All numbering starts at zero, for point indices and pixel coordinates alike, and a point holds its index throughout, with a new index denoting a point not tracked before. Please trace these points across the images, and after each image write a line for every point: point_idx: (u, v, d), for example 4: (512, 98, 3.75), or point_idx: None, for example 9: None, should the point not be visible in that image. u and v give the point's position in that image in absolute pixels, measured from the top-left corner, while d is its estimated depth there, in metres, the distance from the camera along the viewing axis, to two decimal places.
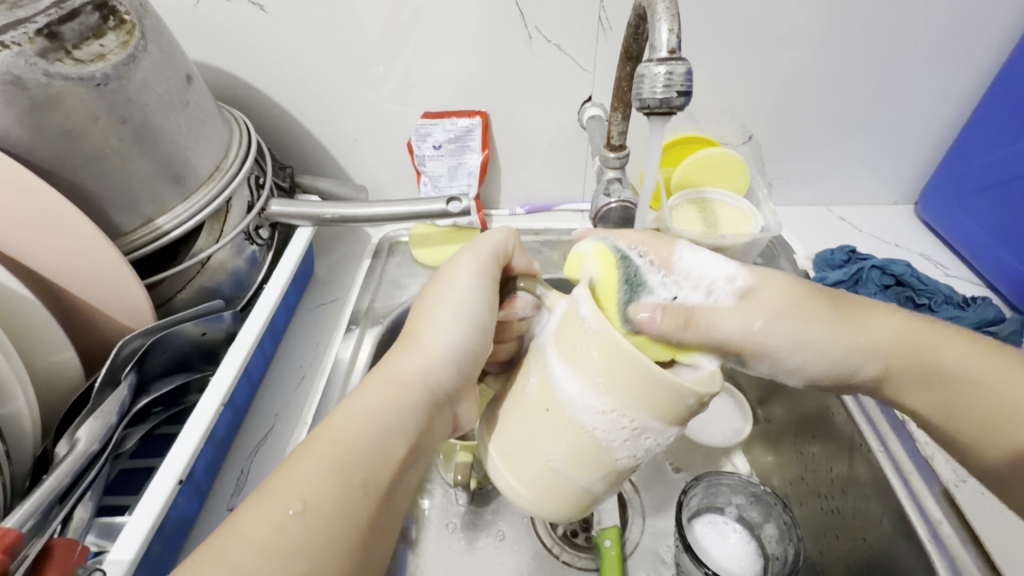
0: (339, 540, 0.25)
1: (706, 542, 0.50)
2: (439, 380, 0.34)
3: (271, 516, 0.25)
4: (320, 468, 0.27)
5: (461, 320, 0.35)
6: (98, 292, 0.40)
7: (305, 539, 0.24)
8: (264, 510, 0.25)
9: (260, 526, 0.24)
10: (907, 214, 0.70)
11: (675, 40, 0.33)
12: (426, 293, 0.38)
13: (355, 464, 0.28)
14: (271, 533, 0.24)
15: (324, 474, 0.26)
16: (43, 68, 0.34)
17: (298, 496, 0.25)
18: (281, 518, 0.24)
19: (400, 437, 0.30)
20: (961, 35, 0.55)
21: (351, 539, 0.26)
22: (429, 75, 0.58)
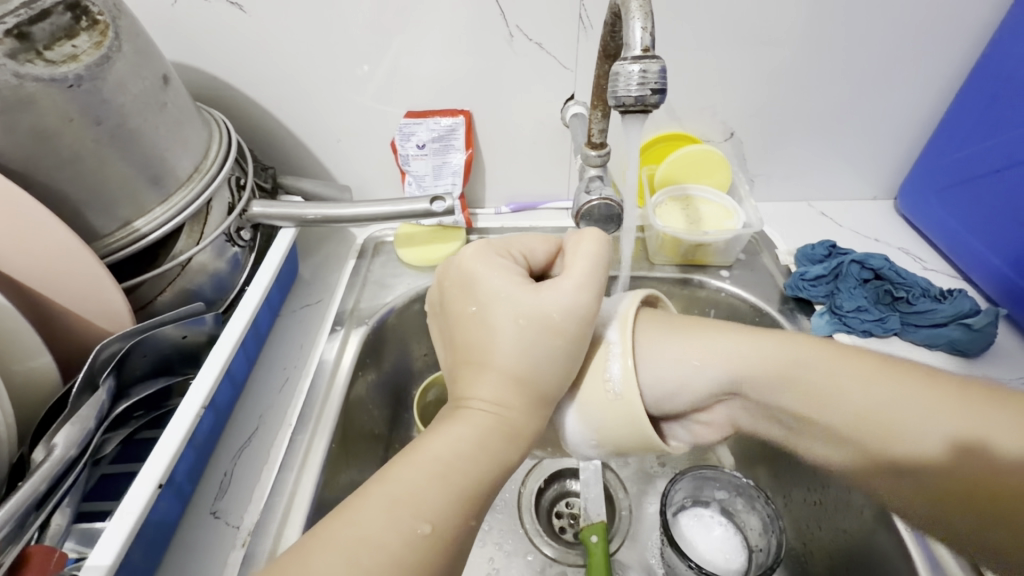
0: (456, 552, 0.28)
1: (691, 535, 0.50)
2: (523, 405, 0.34)
3: (387, 520, 0.27)
4: (432, 485, 0.29)
5: (532, 336, 0.34)
6: (74, 295, 0.39)
7: (426, 557, 0.26)
8: (375, 530, 0.26)
9: (380, 533, 0.26)
10: (887, 209, 0.71)
11: (648, 38, 0.34)
12: (493, 307, 0.35)
13: (461, 483, 0.29)
14: (381, 545, 0.26)
15: (433, 488, 0.28)
16: (14, 68, 0.34)
17: (425, 516, 0.27)
18: (410, 532, 0.27)
19: (503, 454, 0.32)
20: (936, 32, 0.56)
21: (458, 550, 0.28)
22: (412, 75, 0.58)
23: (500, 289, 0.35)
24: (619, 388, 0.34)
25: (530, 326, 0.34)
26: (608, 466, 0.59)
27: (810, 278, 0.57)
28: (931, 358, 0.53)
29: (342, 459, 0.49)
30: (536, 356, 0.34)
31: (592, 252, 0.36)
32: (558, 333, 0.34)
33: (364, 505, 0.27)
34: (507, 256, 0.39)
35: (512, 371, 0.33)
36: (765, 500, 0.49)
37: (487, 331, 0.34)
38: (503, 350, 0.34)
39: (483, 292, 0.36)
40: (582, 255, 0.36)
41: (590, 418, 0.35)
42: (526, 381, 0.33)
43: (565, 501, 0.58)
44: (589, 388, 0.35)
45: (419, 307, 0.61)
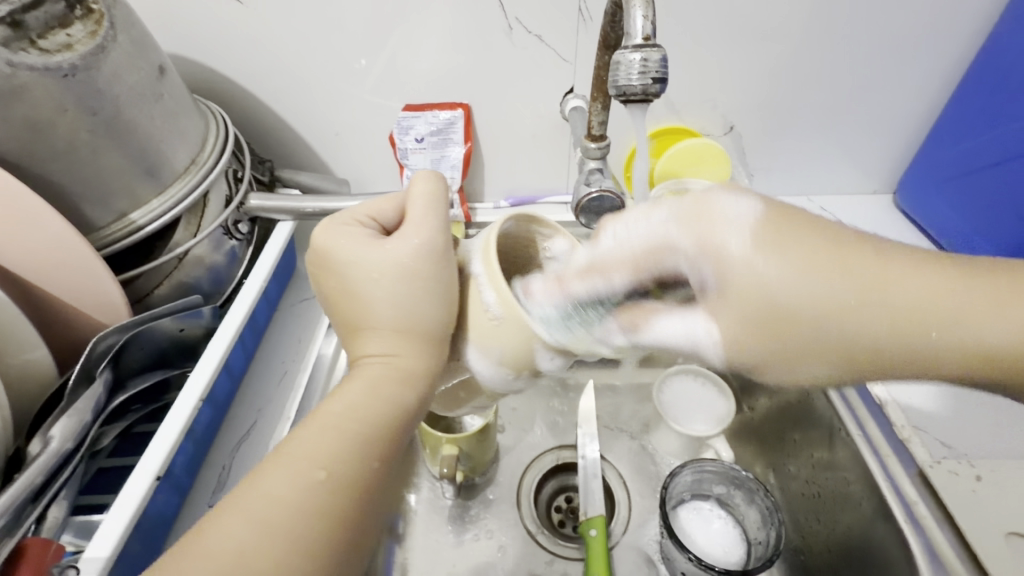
0: (365, 492, 0.29)
1: (691, 529, 0.50)
2: (413, 356, 0.33)
3: (290, 481, 0.27)
4: (322, 439, 0.29)
5: (400, 288, 0.33)
6: (70, 287, 0.39)
7: (327, 503, 0.28)
8: (274, 489, 0.27)
9: (283, 495, 0.27)
10: (886, 203, 0.71)
11: (649, 27, 0.34)
12: (348, 270, 0.34)
13: (361, 431, 0.30)
14: (283, 500, 0.27)
15: (330, 438, 0.29)
16: (7, 57, 0.33)
17: (321, 463, 0.28)
18: (302, 484, 0.27)
19: (399, 396, 0.32)
20: (937, 25, 0.56)
21: (360, 493, 0.29)
22: (410, 67, 0.57)
23: (349, 255, 0.34)
24: (499, 312, 0.30)
25: (391, 278, 0.33)
26: (608, 460, 0.59)
27: None
28: None
29: None
30: (411, 305, 0.33)
31: (439, 201, 0.35)
32: (420, 275, 0.33)
33: (260, 473, 0.28)
34: (354, 224, 0.36)
35: (392, 324, 0.33)
36: (764, 492, 0.49)
37: (357, 297, 0.34)
38: (380, 307, 0.33)
39: (337, 263, 0.35)
40: (421, 201, 0.35)
41: (491, 354, 0.31)
42: (410, 327, 0.33)
43: (565, 496, 0.58)
44: (476, 326, 0.32)
45: None
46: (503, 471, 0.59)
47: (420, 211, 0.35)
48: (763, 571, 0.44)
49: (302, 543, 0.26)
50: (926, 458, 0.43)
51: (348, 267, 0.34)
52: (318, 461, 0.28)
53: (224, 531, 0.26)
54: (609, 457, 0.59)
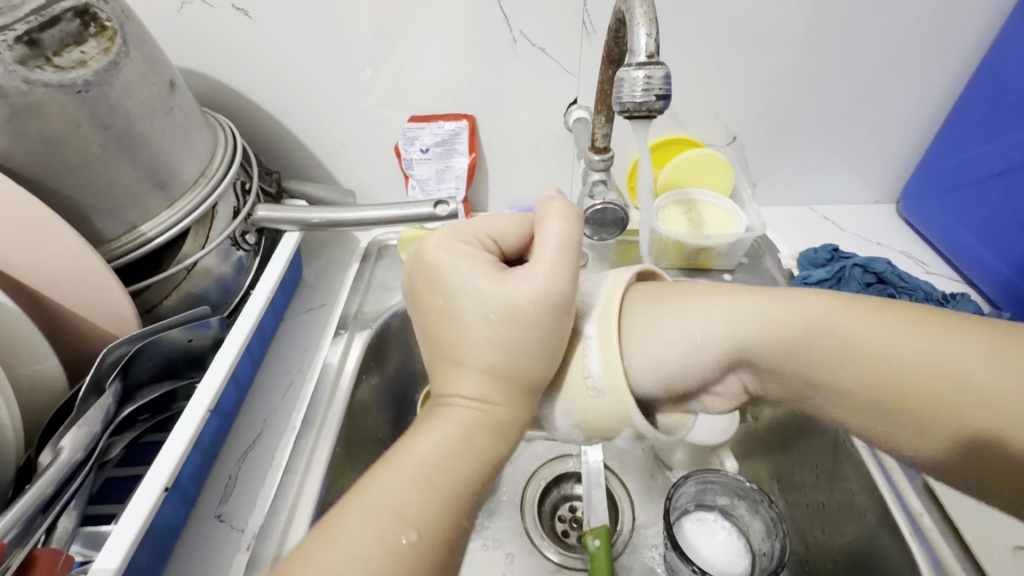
0: (448, 553, 0.28)
1: (695, 540, 0.50)
2: (504, 402, 0.33)
3: (371, 534, 0.27)
4: (413, 492, 0.28)
5: (505, 331, 0.33)
6: (80, 298, 0.39)
7: (414, 565, 0.27)
8: (367, 544, 0.26)
9: (362, 549, 0.26)
10: (889, 213, 0.71)
11: (653, 44, 0.34)
12: (460, 299, 0.34)
13: (448, 485, 0.29)
14: (373, 556, 0.26)
15: (420, 497, 0.28)
16: (24, 74, 0.34)
17: (411, 524, 0.27)
18: (393, 544, 0.27)
19: (492, 448, 0.32)
20: (939, 36, 0.56)
21: (448, 553, 0.28)
22: (416, 80, 0.58)
23: (466, 280, 0.34)
24: (601, 384, 0.33)
25: (502, 318, 0.33)
26: (611, 470, 0.59)
27: (813, 282, 0.57)
28: None
29: (346, 463, 0.49)
30: (517, 355, 0.33)
31: (572, 244, 0.35)
32: (533, 325, 0.32)
33: (344, 522, 0.27)
34: (474, 242, 0.37)
35: (490, 367, 0.33)
36: (769, 503, 0.49)
37: (461, 327, 0.34)
38: (478, 348, 0.33)
39: (449, 286, 0.34)
40: (551, 240, 0.34)
41: (573, 415, 0.34)
42: (509, 374, 0.33)
43: (569, 505, 0.58)
44: (567, 384, 0.34)
45: None
46: (507, 480, 0.59)
47: (548, 253, 0.34)
48: None
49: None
50: None
51: (460, 293, 0.34)
52: (414, 515, 0.28)
53: None
54: (613, 466, 0.59)
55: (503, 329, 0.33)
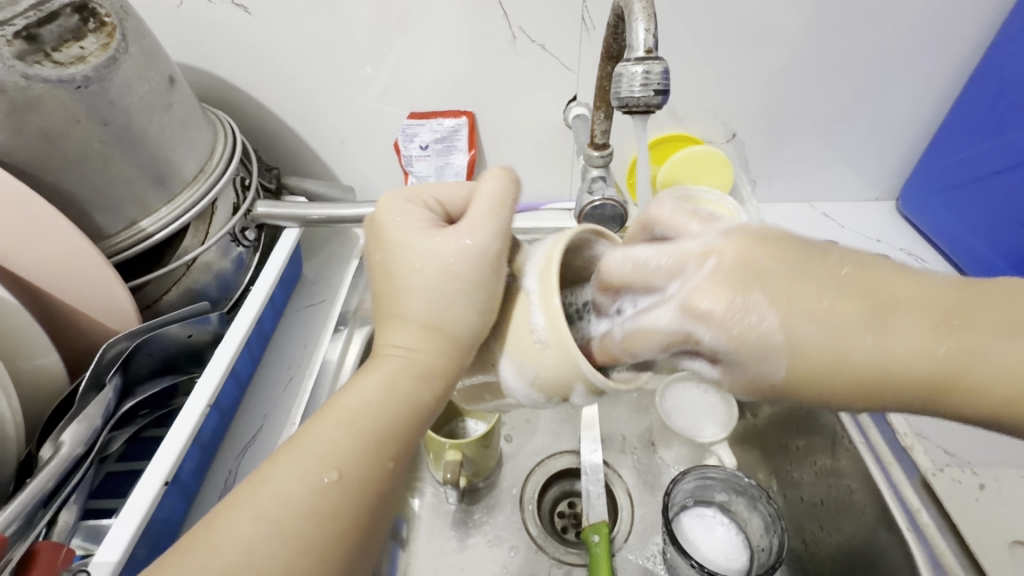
0: (373, 497, 0.28)
1: (694, 535, 0.50)
2: (438, 354, 0.32)
3: (297, 477, 0.27)
4: (337, 438, 0.28)
5: (440, 284, 0.31)
6: (80, 293, 0.40)
7: (336, 506, 0.27)
8: (291, 487, 0.27)
9: (287, 490, 0.27)
10: (889, 210, 0.71)
11: (651, 40, 0.34)
12: (398, 256, 0.33)
13: (370, 432, 0.29)
14: (297, 497, 0.27)
15: (345, 443, 0.28)
16: (23, 70, 0.34)
17: (333, 466, 0.28)
18: (314, 485, 0.27)
19: (419, 395, 0.31)
20: (940, 32, 0.56)
21: (374, 495, 0.28)
22: (415, 76, 0.58)
23: (401, 235, 0.33)
24: (545, 337, 0.29)
25: (430, 271, 0.32)
26: (610, 466, 0.59)
27: None
28: None
29: None
30: (452, 305, 0.32)
31: (492, 199, 0.34)
32: (455, 275, 0.31)
33: (270, 470, 0.28)
34: (419, 203, 0.36)
35: (423, 319, 0.32)
36: (767, 499, 0.49)
37: (395, 277, 0.33)
38: (414, 301, 0.32)
39: (390, 241, 0.34)
40: (484, 198, 0.33)
41: (525, 374, 0.31)
42: (442, 326, 0.32)
43: (568, 501, 0.58)
44: (513, 339, 0.31)
45: None
46: (506, 476, 0.59)
47: (479, 208, 0.33)
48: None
49: (309, 544, 0.26)
50: (928, 466, 0.43)
51: (400, 251, 0.33)
52: (338, 461, 0.28)
53: (236, 529, 0.25)
54: (612, 462, 0.59)
55: (437, 284, 0.31)
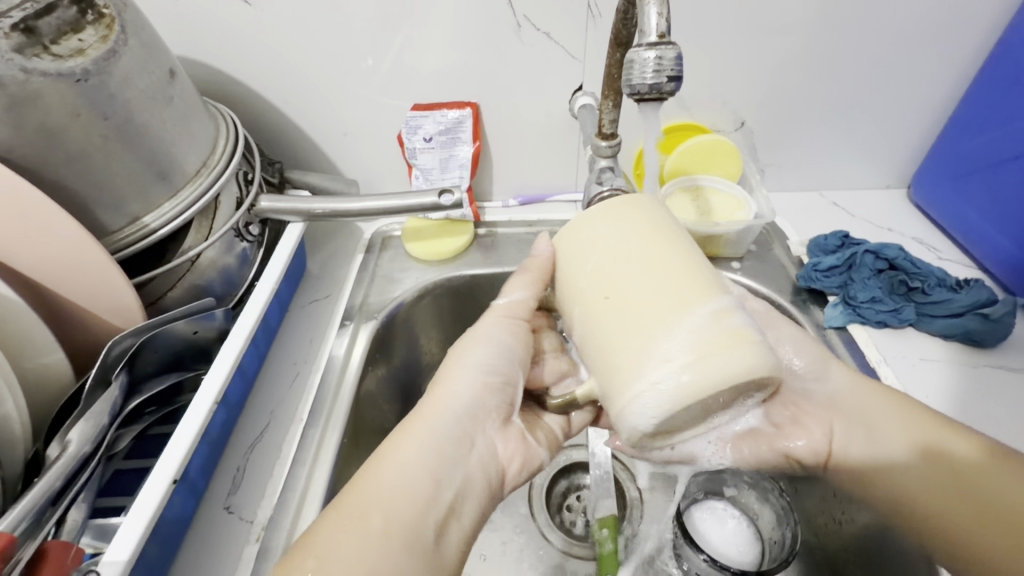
0: None
1: (705, 529, 0.50)
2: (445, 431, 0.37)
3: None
4: (340, 525, 0.31)
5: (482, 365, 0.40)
6: (84, 290, 0.39)
7: None
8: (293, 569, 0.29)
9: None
10: (899, 198, 0.70)
11: (663, 24, 0.33)
12: (453, 352, 0.42)
13: (374, 516, 0.31)
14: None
15: (343, 532, 0.30)
16: (21, 63, 0.34)
17: (316, 553, 0.30)
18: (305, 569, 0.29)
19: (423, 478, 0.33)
20: (956, 15, 0.55)
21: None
22: (418, 66, 0.57)
23: (466, 340, 0.42)
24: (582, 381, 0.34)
25: (468, 364, 0.40)
26: (618, 459, 0.59)
27: (824, 269, 0.56)
28: (948, 349, 0.52)
29: (354, 453, 0.49)
30: (446, 404, 0.38)
31: (499, 335, 0.42)
32: (491, 365, 0.40)
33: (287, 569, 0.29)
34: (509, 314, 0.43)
35: (443, 409, 0.38)
36: (779, 492, 0.49)
37: (446, 373, 0.40)
38: (454, 386, 0.39)
39: (456, 348, 0.42)
40: (491, 336, 0.42)
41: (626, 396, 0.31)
42: (441, 414, 0.37)
43: (576, 494, 0.58)
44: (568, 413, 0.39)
45: (428, 301, 0.61)
46: None
47: (468, 340, 0.42)
48: (778, 571, 0.43)
49: None
50: None
51: (468, 346, 0.42)
52: (351, 545, 0.30)
53: None
54: (621, 455, 0.59)
55: (486, 386, 0.40)
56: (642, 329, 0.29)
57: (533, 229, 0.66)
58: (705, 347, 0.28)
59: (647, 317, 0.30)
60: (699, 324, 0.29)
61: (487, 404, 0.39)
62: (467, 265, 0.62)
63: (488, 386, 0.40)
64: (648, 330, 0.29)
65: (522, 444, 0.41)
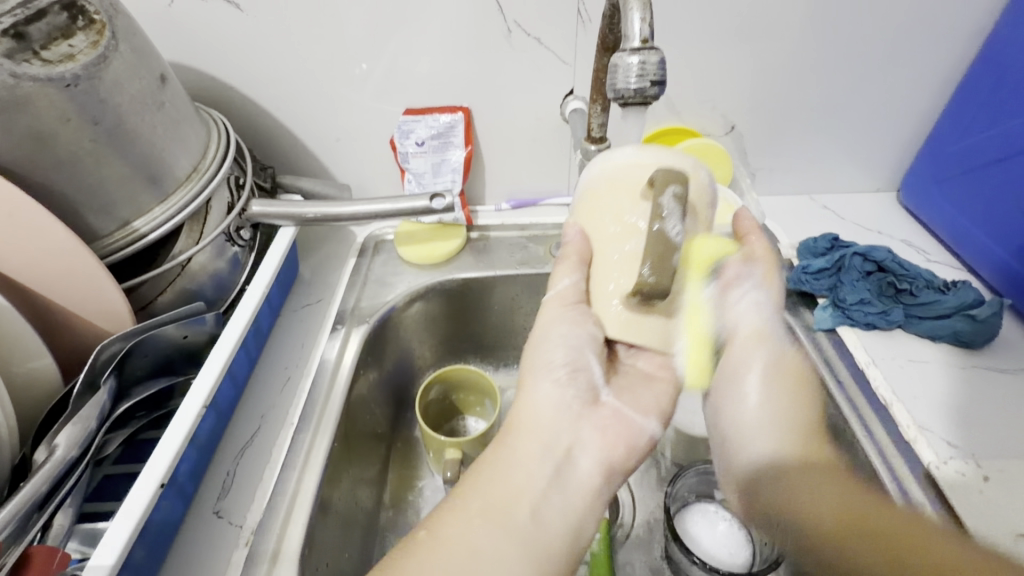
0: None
1: (696, 531, 0.50)
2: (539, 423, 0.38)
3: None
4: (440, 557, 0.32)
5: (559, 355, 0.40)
6: (73, 295, 0.39)
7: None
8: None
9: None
10: (888, 201, 0.71)
11: (647, 30, 0.33)
12: (529, 354, 0.42)
13: (485, 504, 0.34)
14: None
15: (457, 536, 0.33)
16: (10, 68, 0.34)
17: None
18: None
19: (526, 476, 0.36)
20: (941, 19, 0.56)
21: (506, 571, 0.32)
22: (409, 71, 0.57)
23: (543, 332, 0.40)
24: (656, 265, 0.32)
25: (547, 353, 0.40)
26: None
27: (813, 271, 0.57)
28: (937, 351, 0.52)
29: (345, 457, 0.49)
30: (530, 415, 0.39)
31: (571, 332, 0.39)
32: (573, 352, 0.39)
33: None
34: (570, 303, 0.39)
35: (536, 406, 0.39)
36: None
37: (527, 377, 0.41)
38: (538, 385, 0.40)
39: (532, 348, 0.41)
40: (559, 339, 0.39)
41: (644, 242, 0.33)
42: (533, 415, 0.39)
43: None
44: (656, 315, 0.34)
45: (420, 305, 0.61)
46: None
47: (539, 332, 0.41)
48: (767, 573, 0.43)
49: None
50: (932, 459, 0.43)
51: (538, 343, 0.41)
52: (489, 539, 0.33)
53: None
54: None
55: (569, 382, 0.40)
56: (608, 209, 0.35)
57: (526, 233, 0.66)
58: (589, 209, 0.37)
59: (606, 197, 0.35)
60: (616, 173, 0.35)
61: (569, 401, 0.40)
62: (460, 268, 0.62)
63: (564, 386, 0.40)
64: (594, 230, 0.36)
65: (621, 424, 0.41)
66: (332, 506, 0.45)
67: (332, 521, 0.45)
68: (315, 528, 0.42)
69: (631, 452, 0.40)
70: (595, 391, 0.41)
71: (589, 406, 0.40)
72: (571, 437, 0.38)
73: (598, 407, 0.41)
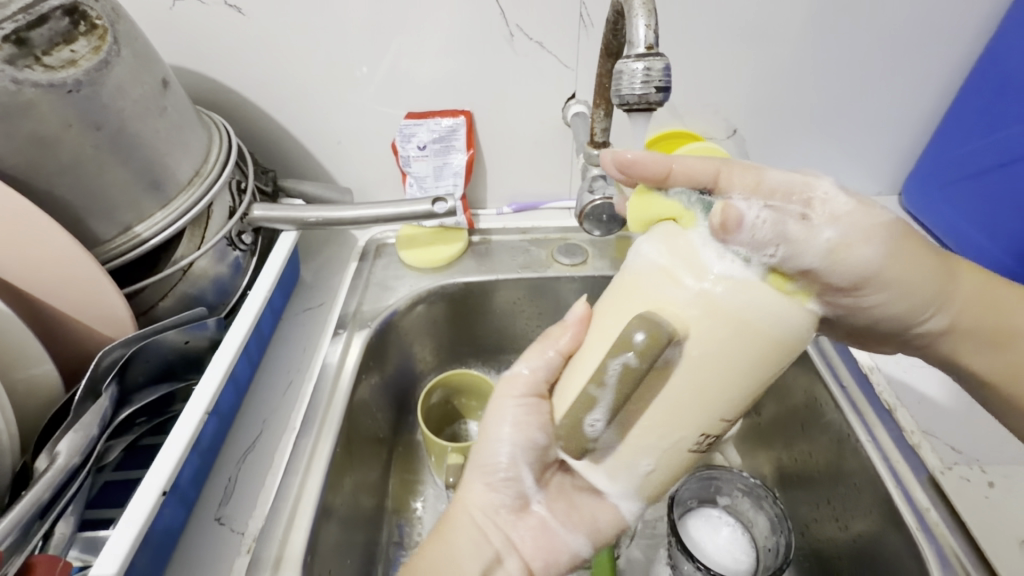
0: None
1: (699, 536, 0.50)
2: (463, 532, 0.38)
3: None
4: None
5: (498, 464, 0.38)
6: (75, 300, 0.39)
7: None
8: None
9: None
10: (890, 204, 0.71)
11: (652, 36, 0.34)
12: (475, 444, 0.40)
13: None
14: None
15: None
16: (13, 74, 0.34)
17: None
18: None
19: None
20: (944, 23, 0.56)
21: None
22: (412, 75, 0.57)
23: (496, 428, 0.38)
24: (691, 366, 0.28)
25: (489, 453, 0.39)
26: None
27: None
28: None
29: (346, 462, 0.48)
30: (459, 508, 0.39)
31: (523, 428, 0.37)
32: (511, 469, 0.38)
33: None
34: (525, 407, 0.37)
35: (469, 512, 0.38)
36: (774, 499, 0.49)
37: (461, 478, 0.40)
38: (473, 488, 0.39)
39: (490, 429, 0.39)
40: (498, 439, 0.38)
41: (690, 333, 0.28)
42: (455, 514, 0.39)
43: None
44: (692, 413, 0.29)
45: (421, 309, 0.61)
46: None
47: (489, 427, 0.39)
48: None
49: None
50: (937, 465, 0.43)
51: (484, 439, 0.39)
52: None
53: None
54: None
55: (500, 494, 0.38)
56: (625, 310, 0.29)
57: (527, 237, 0.66)
58: (627, 287, 0.30)
59: (636, 293, 0.29)
60: (645, 268, 0.29)
61: (501, 501, 0.38)
62: (462, 272, 0.62)
63: (497, 488, 0.38)
64: (625, 314, 0.29)
65: (545, 540, 0.39)
66: (334, 512, 0.45)
67: (335, 526, 0.45)
68: (318, 534, 0.42)
69: (549, 572, 0.39)
70: (525, 500, 0.38)
71: (514, 517, 0.38)
72: (496, 555, 0.37)
73: (526, 517, 0.39)
